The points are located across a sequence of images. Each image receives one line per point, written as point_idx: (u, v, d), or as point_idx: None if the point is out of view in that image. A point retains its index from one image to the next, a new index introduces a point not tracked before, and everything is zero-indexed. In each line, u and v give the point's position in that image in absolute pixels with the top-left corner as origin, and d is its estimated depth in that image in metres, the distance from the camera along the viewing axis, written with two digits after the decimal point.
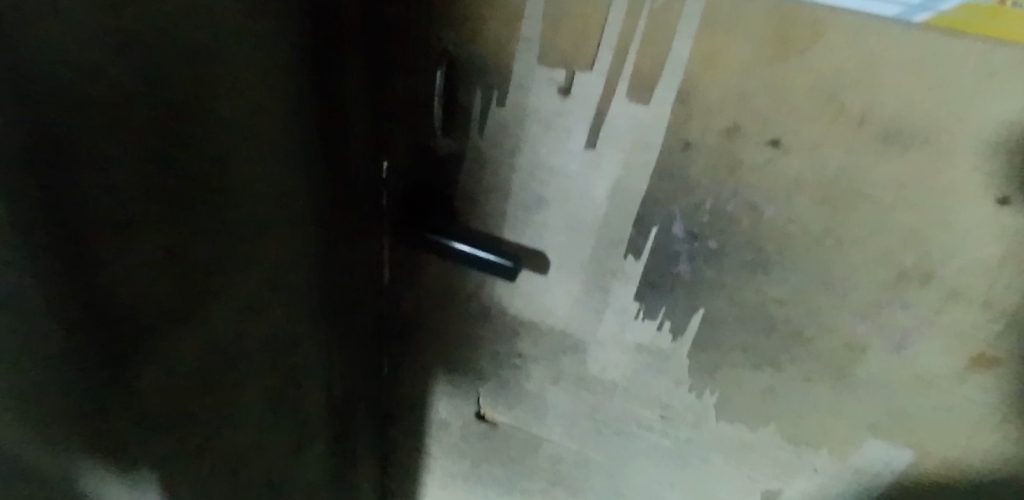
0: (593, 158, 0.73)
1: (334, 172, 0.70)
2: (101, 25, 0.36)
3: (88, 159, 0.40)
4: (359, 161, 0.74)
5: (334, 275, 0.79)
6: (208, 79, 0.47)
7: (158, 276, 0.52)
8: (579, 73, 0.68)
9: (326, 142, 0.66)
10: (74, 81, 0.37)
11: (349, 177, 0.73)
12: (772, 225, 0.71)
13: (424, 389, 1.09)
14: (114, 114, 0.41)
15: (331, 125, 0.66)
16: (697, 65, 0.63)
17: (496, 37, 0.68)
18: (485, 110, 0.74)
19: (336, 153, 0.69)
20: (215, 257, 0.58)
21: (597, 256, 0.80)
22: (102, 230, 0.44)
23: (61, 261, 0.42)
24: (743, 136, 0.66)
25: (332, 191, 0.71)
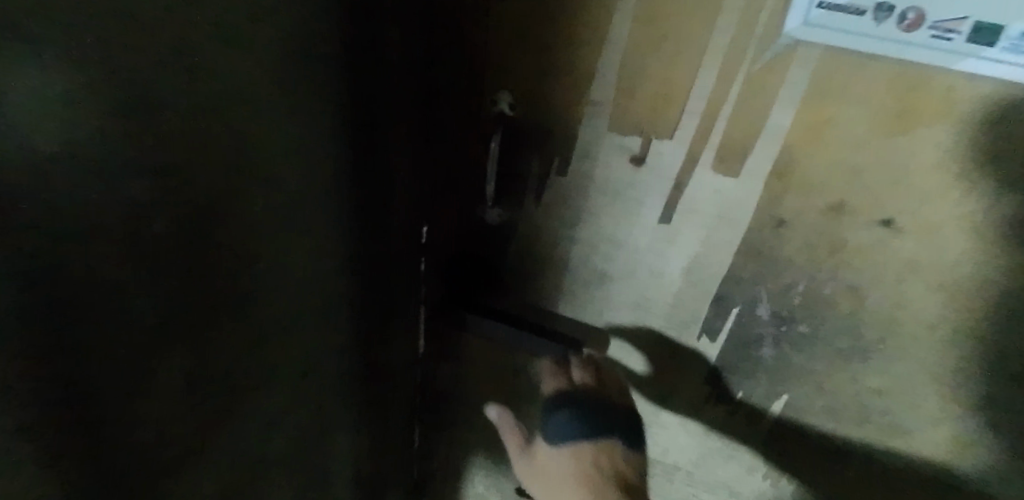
0: (667, 234, 0.64)
1: (371, 248, 0.63)
2: (114, 100, 0.29)
3: (106, 276, 0.32)
4: (397, 233, 0.67)
5: (369, 362, 0.70)
6: (237, 163, 0.40)
7: (190, 405, 0.42)
8: (657, 141, 0.59)
9: (365, 219, 0.60)
10: (87, 178, 0.29)
11: (387, 252, 0.66)
12: (878, 311, 0.61)
13: (457, 468, 0.98)
14: (134, 217, 0.32)
15: (371, 198, 0.60)
16: (800, 135, 0.55)
17: (562, 98, 0.60)
18: (543, 177, 0.66)
19: (375, 229, 0.62)
20: (248, 371, 0.48)
21: (665, 338, 0.71)
22: (126, 364, 0.35)
23: (78, 422, 0.33)
24: (849, 214, 0.57)
25: (369, 268, 0.64)
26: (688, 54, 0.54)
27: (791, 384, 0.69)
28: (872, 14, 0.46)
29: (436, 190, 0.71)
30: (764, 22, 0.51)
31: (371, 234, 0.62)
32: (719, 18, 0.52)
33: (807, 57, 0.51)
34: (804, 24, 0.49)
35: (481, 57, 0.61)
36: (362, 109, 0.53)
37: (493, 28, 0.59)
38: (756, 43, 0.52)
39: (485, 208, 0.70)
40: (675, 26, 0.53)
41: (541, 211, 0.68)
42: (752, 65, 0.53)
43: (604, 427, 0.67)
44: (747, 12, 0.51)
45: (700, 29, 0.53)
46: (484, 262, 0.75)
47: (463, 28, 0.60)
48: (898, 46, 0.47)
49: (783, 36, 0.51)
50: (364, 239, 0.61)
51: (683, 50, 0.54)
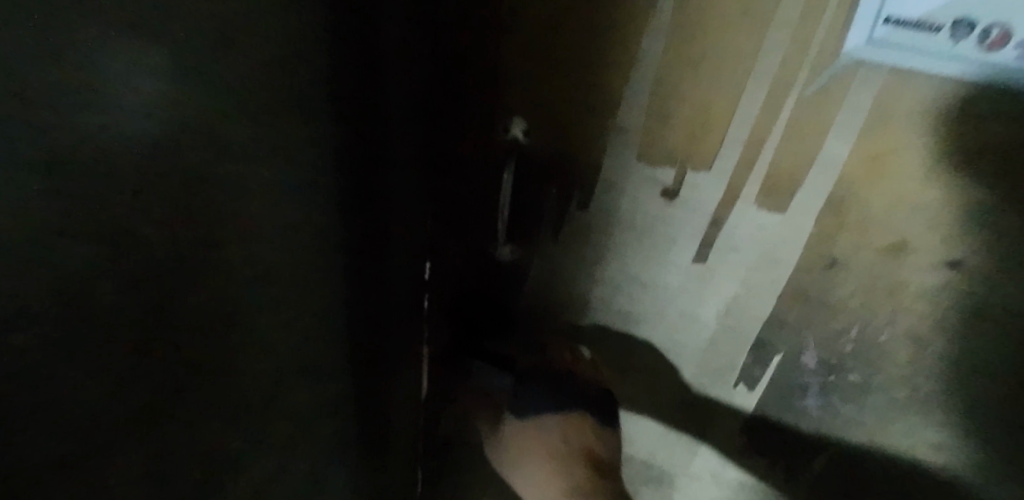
0: (703, 275, 0.57)
1: (366, 286, 0.57)
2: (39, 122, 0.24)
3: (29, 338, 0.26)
4: (397, 272, 0.61)
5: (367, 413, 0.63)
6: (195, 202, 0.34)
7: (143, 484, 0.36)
8: (692, 172, 0.53)
9: (360, 252, 0.54)
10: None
11: (386, 290, 0.60)
12: (939, 361, 0.54)
13: None
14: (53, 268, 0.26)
15: (366, 231, 0.54)
16: (858, 167, 0.48)
17: (584, 125, 0.54)
18: (561, 211, 0.59)
19: (370, 265, 0.56)
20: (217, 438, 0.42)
21: (697, 385, 0.64)
22: (53, 445, 0.29)
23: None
24: (910, 254, 0.51)
25: (365, 307, 0.58)
26: (730, 77, 0.48)
27: (839, 438, 0.62)
28: (949, 30, 0.40)
29: (442, 225, 0.65)
30: (820, 41, 0.44)
31: (366, 270, 0.56)
32: (767, 36, 0.45)
33: (866, 81, 0.45)
34: (867, 42, 0.43)
35: (495, 80, 0.55)
36: (355, 136, 0.48)
37: (509, 48, 0.52)
38: (810, 64, 0.45)
39: (496, 245, 0.64)
40: (716, 46, 0.47)
41: (558, 247, 0.61)
42: (804, 89, 0.47)
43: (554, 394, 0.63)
44: (800, 30, 0.44)
45: (745, 49, 0.46)
46: (494, 303, 0.68)
47: (475, 48, 0.54)
48: (970, 68, 0.42)
49: (842, 56, 0.44)
50: (356, 276, 0.55)
51: (725, 72, 0.48)
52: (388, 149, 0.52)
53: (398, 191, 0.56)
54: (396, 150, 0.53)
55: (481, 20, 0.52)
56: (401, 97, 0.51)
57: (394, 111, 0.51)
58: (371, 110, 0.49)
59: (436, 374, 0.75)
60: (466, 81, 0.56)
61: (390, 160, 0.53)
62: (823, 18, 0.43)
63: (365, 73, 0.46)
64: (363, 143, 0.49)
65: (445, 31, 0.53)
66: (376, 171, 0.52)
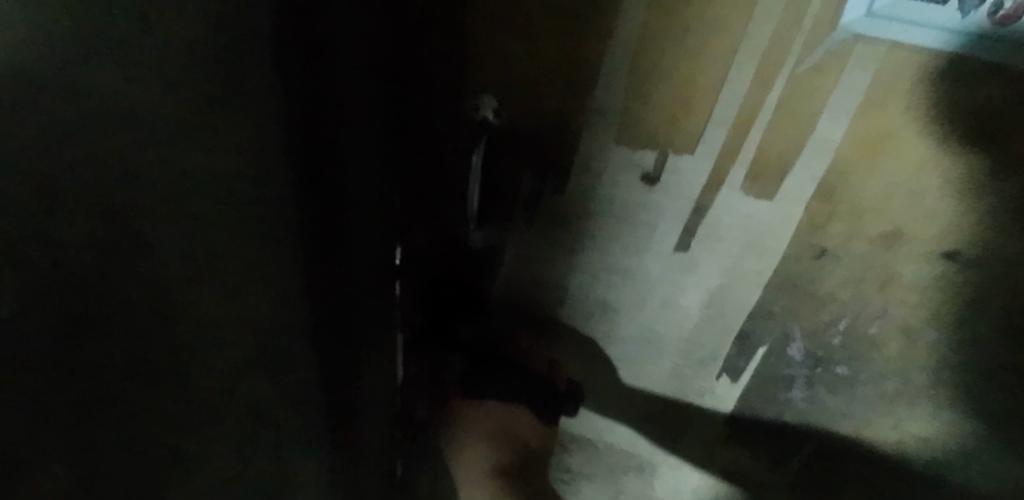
0: (685, 263, 0.54)
1: (331, 289, 0.53)
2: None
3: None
4: (363, 265, 0.57)
5: (337, 415, 0.59)
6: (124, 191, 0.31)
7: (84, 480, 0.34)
8: (675, 156, 0.49)
9: (323, 254, 0.50)
10: None
11: (353, 287, 0.56)
12: (931, 354, 0.52)
13: None
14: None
15: (327, 231, 0.49)
16: (852, 151, 0.45)
17: (559, 103, 0.50)
18: (536, 195, 0.56)
19: (333, 267, 0.52)
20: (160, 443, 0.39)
21: (677, 376, 0.62)
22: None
23: None
24: (906, 243, 0.47)
25: (332, 311, 0.53)
26: (716, 51, 0.44)
27: (824, 432, 0.60)
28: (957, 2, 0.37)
29: (410, 210, 0.61)
30: (815, 13, 0.40)
31: (330, 273, 0.52)
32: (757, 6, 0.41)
33: (862, 58, 0.41)
34: (865, 14, 0.39)
35: (461, 55, 0.50)
36: (305, 134, 0.43)
37: (475, 18, 0.48)
38: (803, 39, 0.41)
39: (468, 230, 0.60)
40: (701, 17, 0.43)
41: (533, 233, 0.58)
42: (796, 66, 0.42)
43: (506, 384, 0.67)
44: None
45: (732, 21, 0.42)
46: (467, 292, 0.65)
47: (437, 19, 0.49)
48: (976, 41, 0.38)
49: (837, 30, 0.40)
50: (319, 282, 0.50)
51: (710, 46, 0.43)
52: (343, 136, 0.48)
53: (360, 180, 0.52)
54: (352, 135, 0.49)
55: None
56: (356, 76, 0.47)
57: (349, 92, 0.47)
58: (321, 101, 0.44)
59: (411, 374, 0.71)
60: (430, 56, 0.51)
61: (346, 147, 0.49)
62: None
63: (311, 65, 0.41)
64: (315, 138, 0.44)
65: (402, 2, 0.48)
66: (333, 163, 0.47)
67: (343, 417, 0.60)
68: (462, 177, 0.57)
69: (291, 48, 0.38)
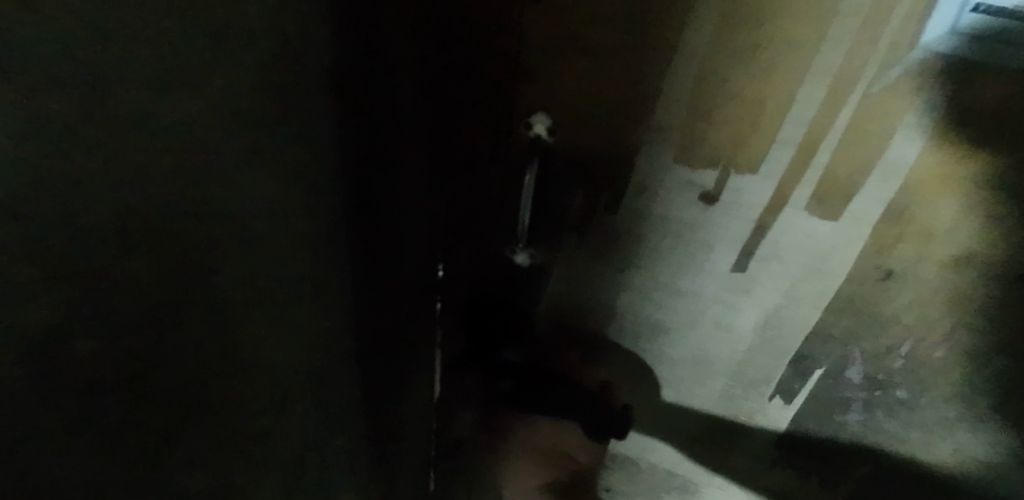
0: (742, 284, 0.53)
1: (381, 306, 0.52)
2: None
3: None
4: (410, 281, 0.57)
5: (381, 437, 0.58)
6: None
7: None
8: (736, 176, 0.48)
9: (376, 273, 0.50)
10: None
11: (401, 301, 0.56)
12: (999, 381, 0.50)
13: None
14: None
15: (381, 250, 0.50)
16: (926, 173, 0.43)
17: (616, 121, 0.49)
18: (587, 213, 0.55)
19: (384, 284, 0.52)
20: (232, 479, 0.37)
21: (727, 396, 0.61)
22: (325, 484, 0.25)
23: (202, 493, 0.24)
24: (979, 268, 0.46)
25: (379, 331, 0.53)
26: (785, 70, 0.42)
27: (881, 457, 0.58)
28: None
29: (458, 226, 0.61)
30: (893, 33, 0.39)
31: (380, 292, 0.51)
32: (831, 26, 0.40)
33: (943, 78, 0.40)
34: (949, 33, 0.38)
35: (516, 73, 0.50)
36: (369, 157, 0.43)
37: (530, 34, 0.48)
38: (879, 58, 0.40)
39: (515, 247, 0.59)
40: (772, 36, 0.41)
41: (583, 251, 0.57)
42: (870, 85, 0.41)
43: (559, 404, 0.64)
44: (871, 19, 0.39)
45: (805, 40, 0.41)
46: (512, 309, 0.64)
47: (489, 38, 0.49)
48: None
49: (917, 50, 0.39)
50: (372, 303, 0.50)
51: (779, 66, 0.42)
52: (400, 154, 0.48)
53: (409, 198, 0.52)
54: (408, 153, 0.49)
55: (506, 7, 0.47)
56: (414, 96, 0.47)
57: (407, 112, 0.47)
58: (381, 120, 0.44)
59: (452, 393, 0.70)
60: (484, 73, 0.51)
61: (403, 165, 0.49)
62: (898, 8, 0.38)
63: (377, 86, 0.41)
64: (377, 160, 0.45)
65: (457, 20, 0.49)
66: (389, 182, 0.48)
67: (388, 438, 0.60)
68: (515, 196, 0.56)
69: (364, 71, 0.39)
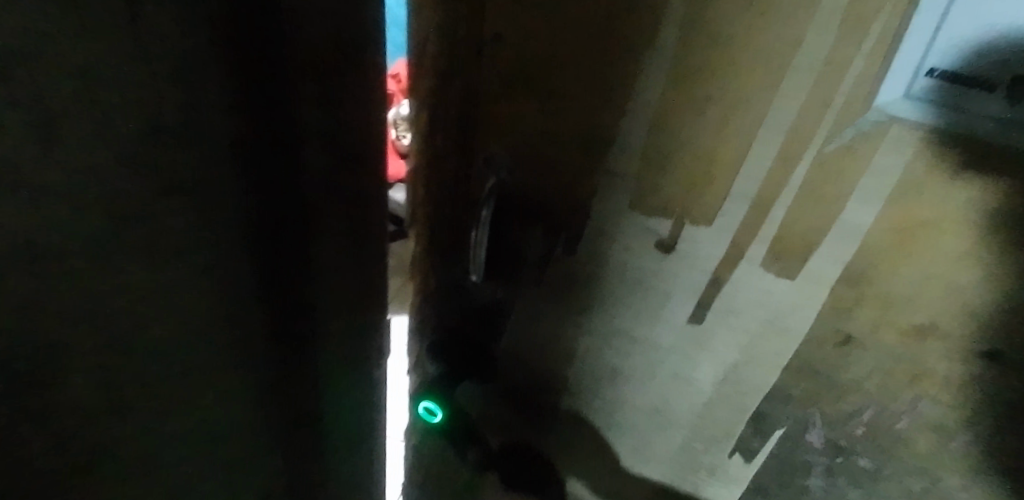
0: (698, 336, 0.52)
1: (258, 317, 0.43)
2: None
3: None
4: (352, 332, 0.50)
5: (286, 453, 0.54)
6: None
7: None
8: (691, 228, 0.46)
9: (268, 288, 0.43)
10: None
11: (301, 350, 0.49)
12: (962, 461, 0.46)
13: None
14: None
15: (259, 264, 0.41)
16: (882, 238, 0.41)
17: (568, 163, 0.47)
18: (547, 254, 0.53)
19: (284, 329, 0.46)
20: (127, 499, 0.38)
21: (687, 449, 0.59)
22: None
23: None
24: (941, 339, 0.43)
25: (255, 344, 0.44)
26: (738, 123, 0.41)
27: None
28: (1004, 91, 0.33)
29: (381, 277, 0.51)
30: (847, 91, 0.38)
31: (275, 330, 0.45)
32: (786, 78, 0.39)
33: (898, 141, 0.38)
34: (902, 94, 0.36)
35: (477, 108, 0.49)
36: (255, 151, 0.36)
37: (488, 67, 0.46)
38: (833, 116, 0.39)
39: (477, 285, 0.57)
40: (724, 88, 0.41)
41: (542, 293, 0.56)
42: (823, 144, 0.40)
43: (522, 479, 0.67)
44: (823, 78, 0.38)
45: (757, 95, 0.40)
46: (477, 353, 0.62)
47: (450, 65, 0.48)
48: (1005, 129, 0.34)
49: (871, 110, 0.37)
50: (266, 351, 0.46)
51: (734, 117, 0.41)
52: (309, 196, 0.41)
53: (333, 241, 0.45)
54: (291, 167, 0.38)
55: (458, 48, 0.47)
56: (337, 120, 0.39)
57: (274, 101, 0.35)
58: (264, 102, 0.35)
59: (415, 422, 0.70)
60: (445, 104, 0.50)
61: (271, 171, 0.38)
62: (852, 66, 0.37)
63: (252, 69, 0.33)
64: (264, 184, 0.38)
65: (423, 50, 0.48)
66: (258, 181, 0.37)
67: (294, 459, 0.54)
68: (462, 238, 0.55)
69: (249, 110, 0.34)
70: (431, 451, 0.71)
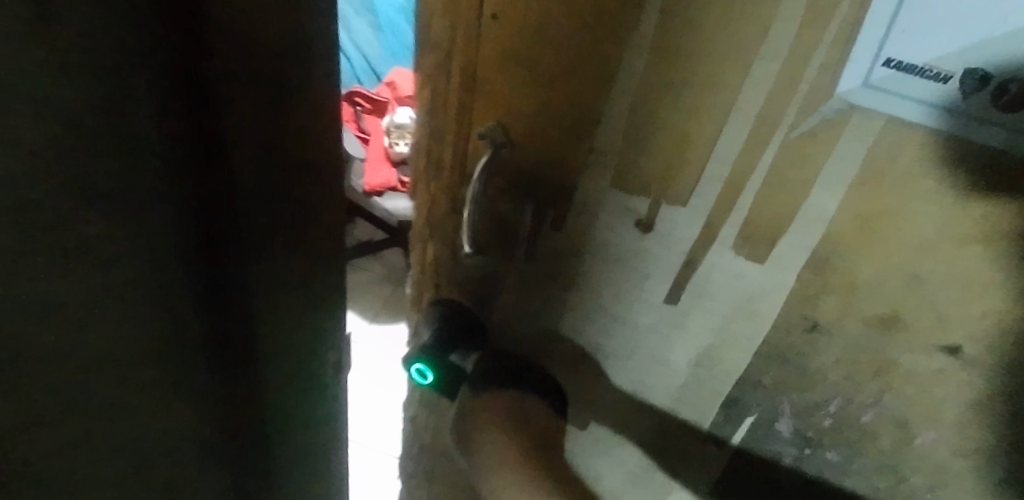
0: (673, 316, 0.54)
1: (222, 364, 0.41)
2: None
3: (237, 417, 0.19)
4: (314, 364, 0.47)
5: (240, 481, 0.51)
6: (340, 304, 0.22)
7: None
8: (668, 207, 0.49)
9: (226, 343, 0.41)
10: None
11: (247, 378, 0.44)
12: (923, 457, 0.48)
13: None
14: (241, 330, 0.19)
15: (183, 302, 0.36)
16: (845, 226, 0.43)
17: (553, 141, 0.50)
18: (535, 231, 0.55)
19: (227, 369, 0.42)
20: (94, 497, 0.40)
21: (664, 427, 0.62)
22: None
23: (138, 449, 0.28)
24: (903, 331, 0.44)
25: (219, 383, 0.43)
26: (710, 107, 0.44)
27: None
28: (955, 81, 0.34)
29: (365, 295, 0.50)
30: (811, 79, 0.39)
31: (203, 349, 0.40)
32: (754, 64, 0.41)
33: (859, 129, 0.40)
34: (862, 82, 0.38)
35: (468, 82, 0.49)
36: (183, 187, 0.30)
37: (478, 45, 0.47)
38: (798, 102, 0.41)
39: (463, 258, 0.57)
40: (698, 73, 0.43)
41: (531, 268, 0.58)
42: (789, 130, 0.42)
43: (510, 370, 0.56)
44: (788, 64, 0.40)
45: (727, 80, 0.42)
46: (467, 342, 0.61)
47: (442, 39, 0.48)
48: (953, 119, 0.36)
49: (833, 98, 0.39)
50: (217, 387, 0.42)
51: (707, 100, 0.44)
52: (261, 233, 0.36)
53: (281, 284, 0.40)
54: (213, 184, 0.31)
55: (457, 29, 0.47)
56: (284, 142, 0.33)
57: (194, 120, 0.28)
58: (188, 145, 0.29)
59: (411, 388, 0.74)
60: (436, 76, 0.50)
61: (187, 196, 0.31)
62: (814, 54, 0.38)
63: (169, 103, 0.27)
64: (207, 232, 0.34)
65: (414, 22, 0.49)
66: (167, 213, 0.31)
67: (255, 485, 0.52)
68: (454, 212, 0.57)
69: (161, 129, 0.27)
70: (426, 417, 0.75)
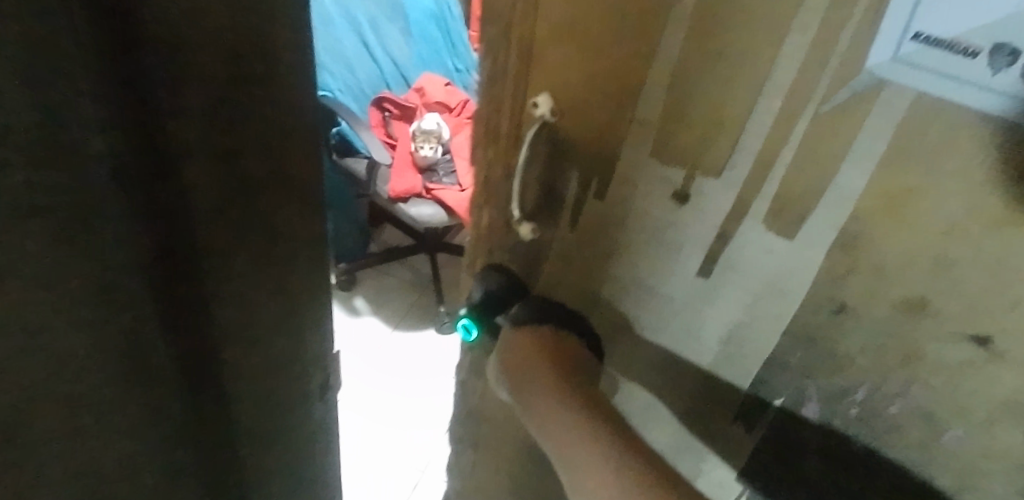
0: (706, 290, 0.56)
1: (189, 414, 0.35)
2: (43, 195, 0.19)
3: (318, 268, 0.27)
4: (307, 375, 0.42)
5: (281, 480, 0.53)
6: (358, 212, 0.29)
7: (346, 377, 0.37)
8: (702, 180, 0.51)
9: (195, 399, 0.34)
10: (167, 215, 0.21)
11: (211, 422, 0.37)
12: (948, 450, 0.48)
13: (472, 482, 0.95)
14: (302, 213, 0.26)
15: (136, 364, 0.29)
16: (874, 206, 0.43)
17: (598, 113, 0.54)
18: (580, 201, 0.59)
19: (205, 426, 0.36)
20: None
21: (696, 403, 0.64)
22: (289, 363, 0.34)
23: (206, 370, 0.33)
24: (931, 317, 0.44)
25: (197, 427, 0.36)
26: (745, 80, 0.46)
27: None
28: (984, 57, 0.34)
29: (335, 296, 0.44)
30: (842, 52, 0.40)
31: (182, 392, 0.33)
32: (789, 36, 0.42)
33: (888, 105, 0.40)
34: (890, 57, 0.38)
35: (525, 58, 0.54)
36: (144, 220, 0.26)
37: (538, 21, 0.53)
38: (830, 75, 0.41)
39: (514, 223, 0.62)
40: (735, 47, 0.45)
41: (575, 237, 0.62)
42: (819, 105, 0.43)
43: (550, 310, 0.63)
44: (822, 36, 0.40)
45: (762, 53, 0.44)
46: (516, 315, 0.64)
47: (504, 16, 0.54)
48: (985, 96, 0.36)
49: (863, 73, 0.40)
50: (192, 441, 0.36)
51: (743, 73, 0.45)
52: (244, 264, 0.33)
53: (240, 309, 0.34)
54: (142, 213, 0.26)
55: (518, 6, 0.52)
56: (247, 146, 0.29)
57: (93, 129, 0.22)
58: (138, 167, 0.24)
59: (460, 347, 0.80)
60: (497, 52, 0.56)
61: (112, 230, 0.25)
62: (847, 26, 0.39)
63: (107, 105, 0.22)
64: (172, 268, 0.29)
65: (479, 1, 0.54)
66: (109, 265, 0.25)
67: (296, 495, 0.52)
68: (506, 181, 0.62)
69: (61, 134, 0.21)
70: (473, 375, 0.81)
